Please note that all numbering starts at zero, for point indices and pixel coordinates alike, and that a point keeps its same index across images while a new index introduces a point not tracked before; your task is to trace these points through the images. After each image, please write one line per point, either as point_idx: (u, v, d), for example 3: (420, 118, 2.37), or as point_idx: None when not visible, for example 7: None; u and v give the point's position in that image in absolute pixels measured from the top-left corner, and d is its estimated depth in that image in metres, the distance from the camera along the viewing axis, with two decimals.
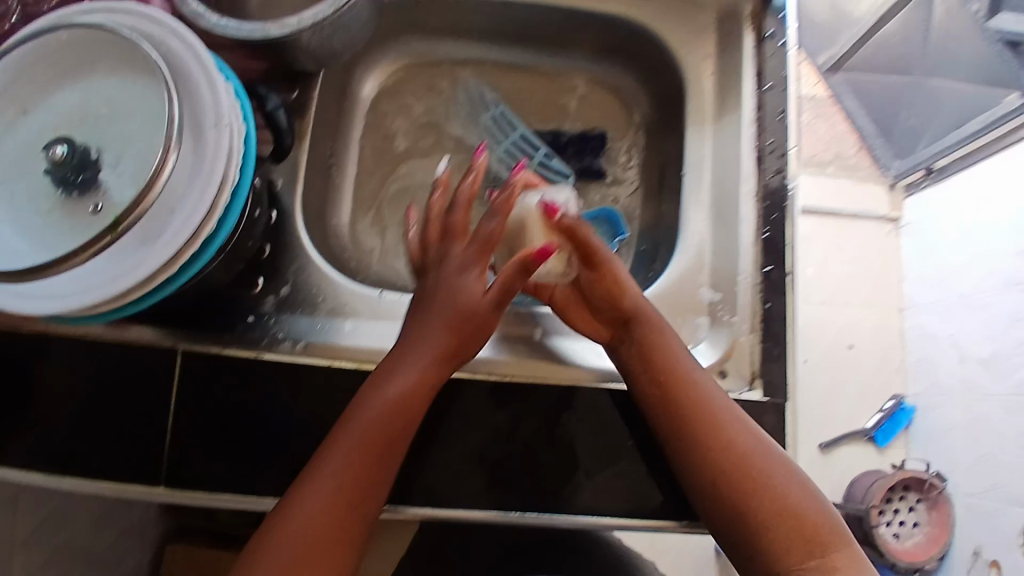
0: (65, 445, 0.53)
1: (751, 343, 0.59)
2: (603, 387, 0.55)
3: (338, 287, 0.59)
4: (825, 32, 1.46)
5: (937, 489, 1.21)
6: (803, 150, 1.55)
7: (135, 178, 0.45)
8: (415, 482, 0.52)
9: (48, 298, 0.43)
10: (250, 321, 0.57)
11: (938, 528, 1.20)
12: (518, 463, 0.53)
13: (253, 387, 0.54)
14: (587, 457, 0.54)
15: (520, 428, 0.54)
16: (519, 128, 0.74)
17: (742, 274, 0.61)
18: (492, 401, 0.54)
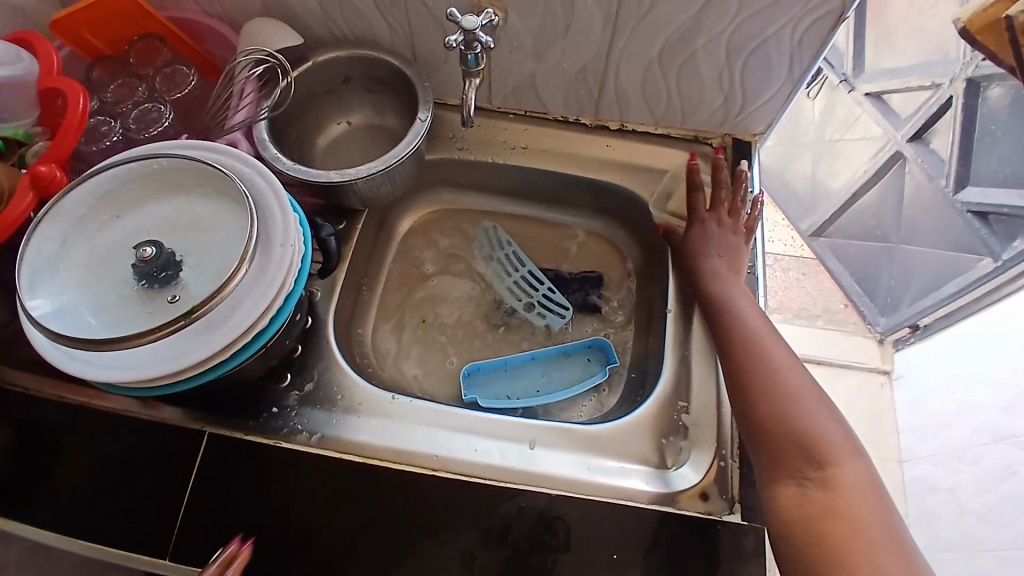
0: (94, 506, 0.60)
1: (731, 470, 0.62)
2: (589, 499, 0.59)
3: (356, 388, 0.66)
4: (804, 205, 1.75)
5: None
6: (793, 303, 1.68)
7: (209, 281, 0.56)
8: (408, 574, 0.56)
9: (121, 369, 0.52)
10: (274, 411, 0.64)
11: None
12: (505, 567, 0.56)
13: (268, 471, 0.60)
14: (570, 566, 0.56)
15: (509, 533, 0.57)
16: (527, 266, 0.86)
17: (722, 404, 0.66)
18: (484, 504, 0.58)
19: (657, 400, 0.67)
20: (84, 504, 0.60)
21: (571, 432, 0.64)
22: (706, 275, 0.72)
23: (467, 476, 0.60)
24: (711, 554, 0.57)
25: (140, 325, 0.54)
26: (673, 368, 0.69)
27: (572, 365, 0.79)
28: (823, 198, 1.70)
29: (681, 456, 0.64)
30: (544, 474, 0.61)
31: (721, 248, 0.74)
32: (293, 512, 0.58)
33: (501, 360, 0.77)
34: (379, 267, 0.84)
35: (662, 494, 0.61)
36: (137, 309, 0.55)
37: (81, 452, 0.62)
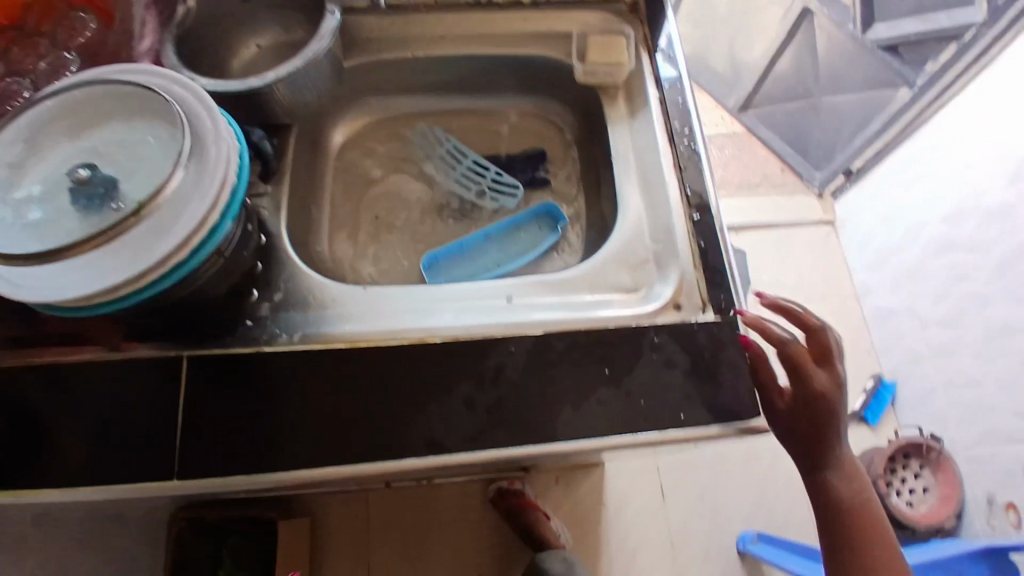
0: (86, 451, 0.59)
1: (695, 280, 0.66)
2: (574, 329, 0.61)
3: (325, 287, 0.67)
4: (726, 79, 1.75)
5: (936, 450, 1.31)
6: (734, 176, 1.72)
7: (148, 187, 0.55)
8: (415, 432, 0.58)
9: (82, 278, 0.52)
10: (249, 324, 0.64)
11: (948, 487, 1.29)
12: (506, 403, 0.58)
13: (260, 374, 0.60)
14: (567, 389, 0.58)
15: (503, 373, 0.59)
16: (470, 155, 0.86)
17: (675, 224, 0.69)
18: (473, 353, 0.59)
19: (617, 237, 0.70)
20: (75, 453, 0.59)
21: (545, 280, 0.66)
22: (812, 398, 0.62)
23: (452, 335, 0.61)
24: (693, 349, 0.61)
25: (81, 231, 0.53)
26: (625, 206, 0.73)
27: (529, 235, 0.80)
28: (745, 71, 1.67)
29: (650, 278, 0.68)
30: (530, 322, 0.62)
31: (815, 350, 0.64)
32: (291, 402, 0.59)
33: (456, 244, 0.78)
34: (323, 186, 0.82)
35: (640, 310, 0.64)
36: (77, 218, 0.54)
37: (61, 408, 0.60)
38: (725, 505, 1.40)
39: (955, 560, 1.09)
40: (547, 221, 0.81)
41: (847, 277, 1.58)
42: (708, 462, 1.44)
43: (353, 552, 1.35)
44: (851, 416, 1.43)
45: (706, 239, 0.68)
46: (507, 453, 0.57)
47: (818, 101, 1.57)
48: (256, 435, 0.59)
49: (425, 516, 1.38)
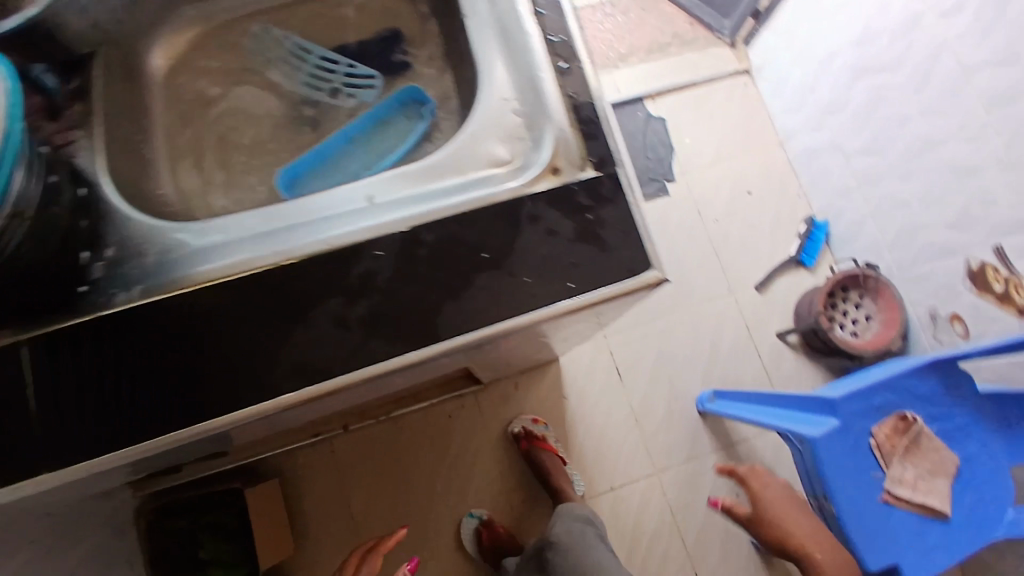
0: None
1: (571, 135, 0.59)
2: (447, 213, 0.55)
3: (162, 230, 0.58)
4: None
5: (874, 278, 1.31)
6: (638, 41, 1.56)
7: None
8: (296, 361, 0.53)
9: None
10: (83, 290, 0.55)
11: (890, 312, 1.31)
12: (386, 311, 0.53)
13: (106, 339, 0.53)
14: (448, 281, 0.54)
15: (375, 279, 0.54)
16: (315, 51, 0.78)
17: (542, 74, 0.61)
18: (338, 266, 0.54)
19: (484, 104, 0.62)
20: None
21: (408, 171, 0.59)
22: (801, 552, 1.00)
23: (312, 249, 0.54)
24: (573, 210, 0.56)
25: None
26: (488, 68, 0.64)
27: (398, 129, 0.73)
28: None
29: (523, 144, 0.60)
30: (395, 221, 0.55)
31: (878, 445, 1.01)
32: (146, 360, 0.53)
33: (313, 152, 0.71)
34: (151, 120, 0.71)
35: (514, 181, 0.57)
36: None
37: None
38: (681, 372, 1.43)
39: (910, 377, 1.04)
40: (414, 109, 0.74)
41: (768, 124, 1.54)
42: (660, 336, 1.44)
43: (329, 498, 1.34)
44: (789, 262, 1.46)
45: (574, 91, 0.61)
46: (395, 363, 0.53)
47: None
48: (116, 406, 0.52)
49: (393, 448, 1.37)
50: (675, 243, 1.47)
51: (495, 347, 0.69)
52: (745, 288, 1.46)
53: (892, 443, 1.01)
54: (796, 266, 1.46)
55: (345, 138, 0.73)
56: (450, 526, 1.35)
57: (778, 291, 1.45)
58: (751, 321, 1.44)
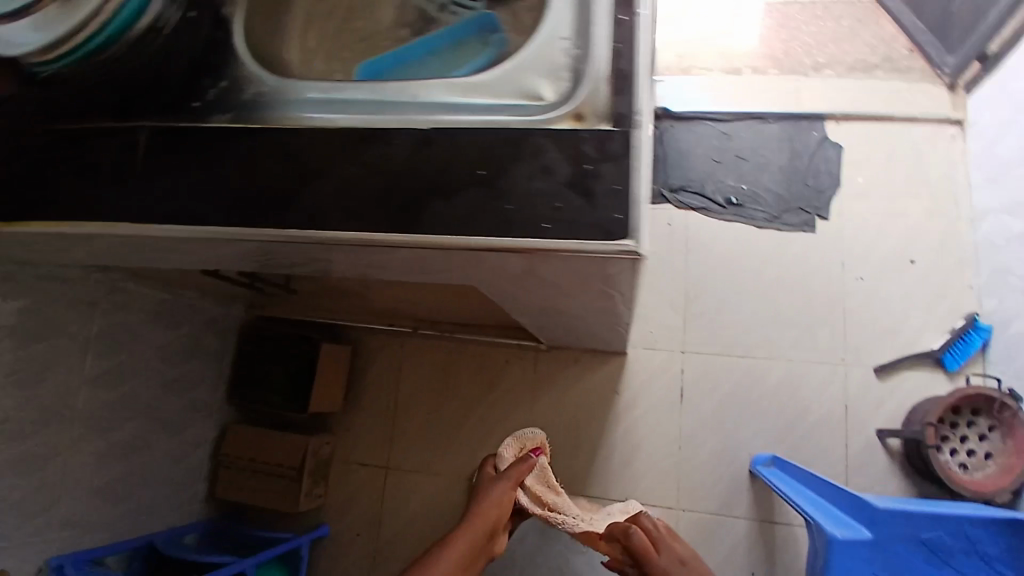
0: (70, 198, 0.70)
1: (600, 94, 0.57)
2: (442, 122, 0.61)
3: (264, 77, 0.70)
4: None
5: (1011, 410, 1.07)
6: (835, 58, 1.32)
7: None
8: (298, 209, 0.64)
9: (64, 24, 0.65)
10: (196, 105, 0.70)
11: (1016, 457, 1.06)
12: (383, 190, 0.61)
13: (187, 147, 0.68)
14: (434, 192, 0.60)
15: (385, 165, 0.61)
16: None
17: (601, 19, 0.59)
18: (354, 160, 0.62)
19: (542, 36, 0.62)
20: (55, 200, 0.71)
21: (452, 84, 0.63)
22: None
23: (334, 123, 0.64)
24: (578, 153, 0.56)
25: None
26: (569, 4, 0.62)
27: (466, 51, 0.75)
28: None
29: (560, 87, 0.60)
30: (432, 120, 0.62)
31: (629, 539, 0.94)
32: (203, 172, 0.68)
33: (422, 45, 0.77)
34: (291, 6, 0.80)
35: (529, 113, 0.60)
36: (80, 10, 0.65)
37: (20, 169, 0.71)
38: (746, 425, 1.29)
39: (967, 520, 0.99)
40: (488, 36, 0.75)
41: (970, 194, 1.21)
42: (737, 381, 1.30)
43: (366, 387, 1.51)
44: (925, 356, 1.20)
45: (616, 33, 0.59)
46: (369, 237, 0.61)
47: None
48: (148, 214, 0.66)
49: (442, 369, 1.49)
50: (795, 292, 1.29)
51: (504, 269, 0.66)
52: (861, 367, 1.24)
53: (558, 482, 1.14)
54: (933, 363, 1.20)
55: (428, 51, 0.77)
56: (458, 450, 1.45)
57: (902, 386, 1.21)
58: (851, 405, 1.23)
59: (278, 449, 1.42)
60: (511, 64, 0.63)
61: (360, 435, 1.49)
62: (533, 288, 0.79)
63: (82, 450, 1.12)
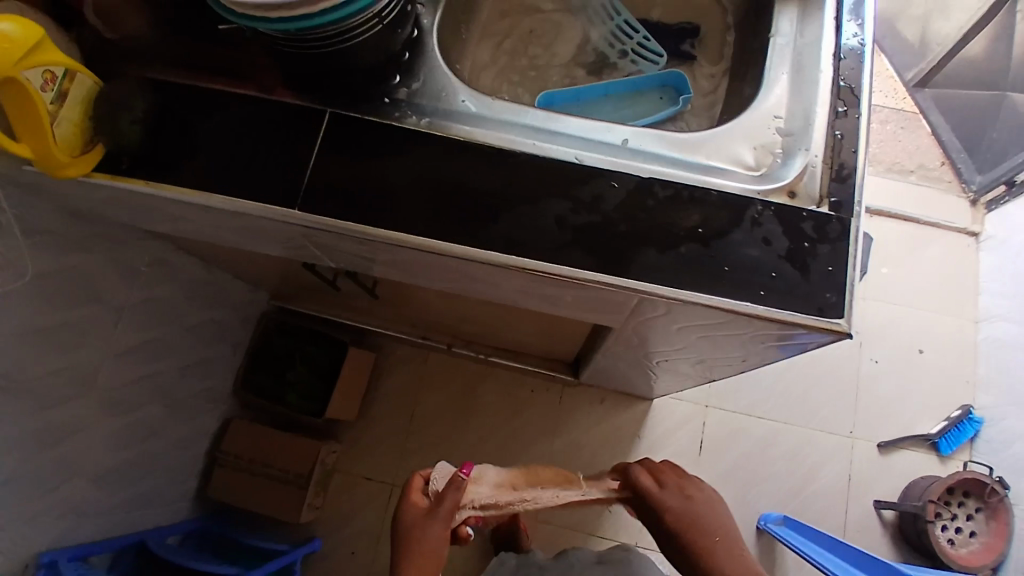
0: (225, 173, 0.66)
1: (817, 174, 0.62)
2: (661, 173, 0.62)
3: (458, 88, 0.69)
4: (913, 48, 1.48)
5: (998, 495, 1.17)
6: (880, 155, 1.47)
7: None
8: (497, 229, 0.62)
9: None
10: (387, 102, 0.68)
11: (997, 538, 1.16)
12: (597, 227, 0.61)
13: (374, 142, 0.65)
14: (654, 240, 0.60)
15: (603, 204, 0.61)
16: (622, 14, 0.81)
17: (819, 111, 0.64)
18: (568, 194, 0.62)
19: (755, 112, 0.67)
20: (209, 170, 0.66)
21: (665, 138, 0.66)
22: None
23: (545, 152, 0.64)
24: (797, 230, 0.59)
25: None
26: (780, 87, 0.67)
27: (644, 105, 0.78)
28: (936, 41, 1.45)
29: (772, 160, 0.64)
30: (647, 169, 0.63)
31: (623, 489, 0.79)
32: (383, 170, 0.64)
33: (601, 87, 0.78)
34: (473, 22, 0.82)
35: (743, 178, 0.63)
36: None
37: (187, 132, 0.68)
38: (757, 483, 1.35)
39: None
40: (668, 92, 0.79)
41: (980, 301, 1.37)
42: (755, 440, 1.37)
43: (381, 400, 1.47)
44: (923, 439, 1.31)
45: (830, 125, 0.64)
46: (577, 273, 0.60)
47: (1000, 98, 1.33)
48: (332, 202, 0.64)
49: (466, 391, 1.47)
50: (817, 363, 1.39)
51: (668, 321, 0.68)
52: (866, 441, 1.34)
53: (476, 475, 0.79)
54: (928, 446, 1.32)
55: (602, 92, 0.79)
56: None
57: (899, 464, 1.32)
58: (857, 475, 1.32)
59: (283, 454, 1.33)
60: (722, 129, 0.66)
61: (369, 445, 1.45)
62: (659, 343, 0.82)
63: (97, 428, 1.03)
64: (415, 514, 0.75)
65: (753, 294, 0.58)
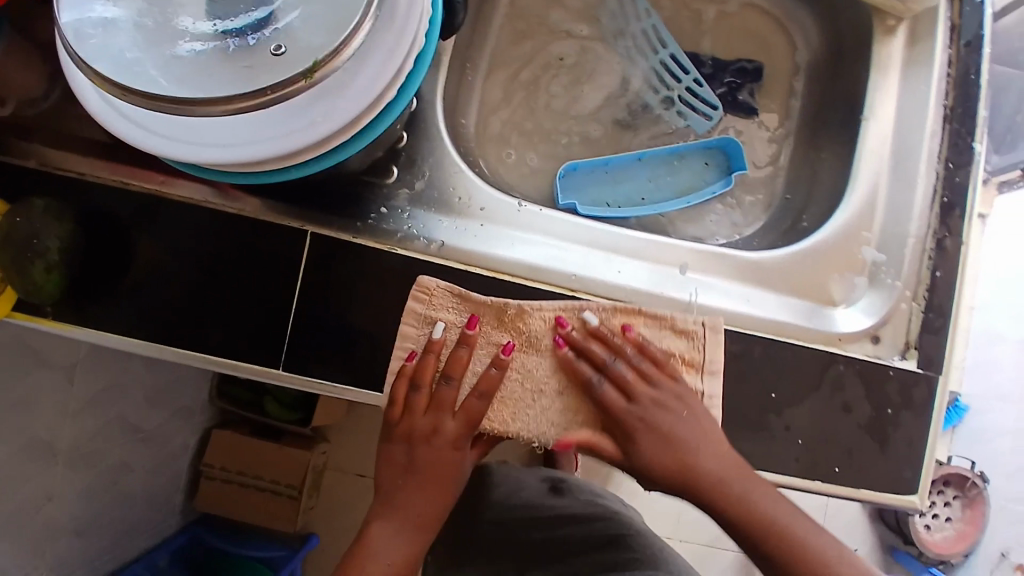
0: (176, 316, 0.52)
1: (911, 311, 0.54)
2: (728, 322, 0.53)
3: (475, 188, 0.56)
4: None
5: (977, 488, 1.14)
6: None
7: (325, 25, 0.38)
8: (520, 373, 0.50)
9: (254, 142, 0.39)
10: (382, 212, 0.54)
11: (970, 526, 1.14)
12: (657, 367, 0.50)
13: (371, 275, 0.52)
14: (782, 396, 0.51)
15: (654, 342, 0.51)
16: (669, 46, 0.68)
17: (914, 236, 0.55)
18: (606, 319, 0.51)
19: (835, 224, 0.57)
20: (155, 311, 0.52)
21: (734, 264, 0.55)
22: None
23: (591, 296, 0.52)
24: (881, 396, 0.52)
25: (218, 75, 0.38)
26: (861, 195, 0.57)
27: (687, 173, 0.66)
28: None
29: (854, 294, 0.55)
30: (665, 297, 0.53)
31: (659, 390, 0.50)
32: (386, 315, 0.52)
33: (636, 153, 0.65)
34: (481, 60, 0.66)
35: (824, 318, 0.54)
36: (272, 120, 0.39)
37: (115, 260, 0.52)
38: None
39: None
40: (713, 155, 0.67)
41: (986, 290, 1.19)
42: None
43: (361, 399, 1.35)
44: None
45: (921, 256, 0.54)
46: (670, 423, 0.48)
47: None
48: (333, 360, 0.52)
49: None
50: None
51: None
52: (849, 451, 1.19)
53: (439, 347, 0.50)
54: None
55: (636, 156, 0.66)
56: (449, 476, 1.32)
57: None
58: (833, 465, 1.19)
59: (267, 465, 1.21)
60: (797, 248, 0.56)
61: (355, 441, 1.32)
62: None
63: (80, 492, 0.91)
64: (408, 414, 0.50)
65: (827, 473, 0.51)
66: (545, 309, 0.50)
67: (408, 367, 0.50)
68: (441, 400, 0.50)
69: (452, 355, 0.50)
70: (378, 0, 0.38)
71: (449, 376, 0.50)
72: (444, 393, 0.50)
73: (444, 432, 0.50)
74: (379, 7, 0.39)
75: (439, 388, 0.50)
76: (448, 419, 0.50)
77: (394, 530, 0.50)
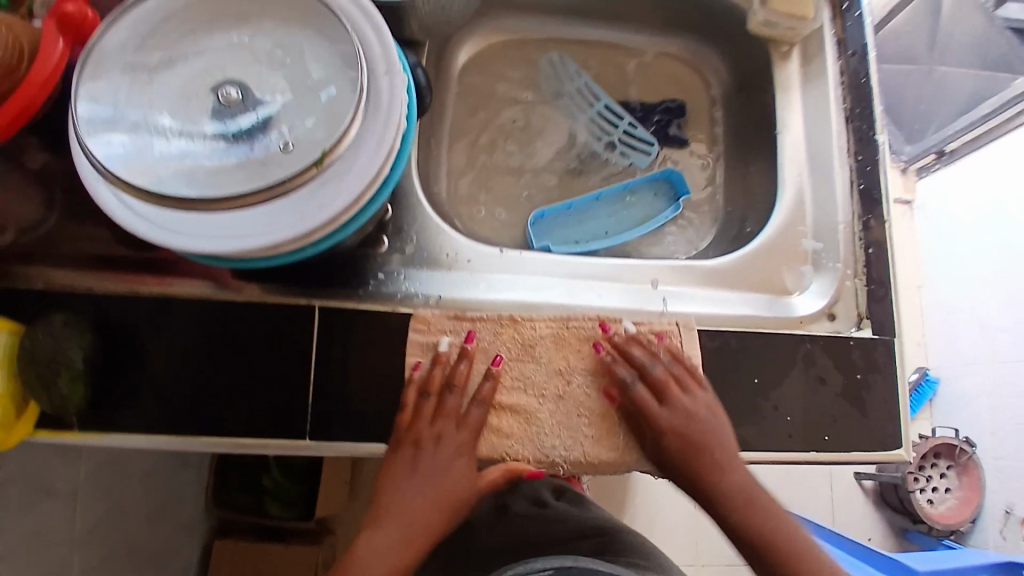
0: (198, 405, 0.55)
1: (856, 287, 0.61)
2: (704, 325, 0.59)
3: (458, 244, 0.62)
4: None
5: (967, 454, 1.17)
6: None
7: (324, 122, 0.46)
8: (522, 380, 0.56)
9: (263, 232, 0.44)
10: (380, 278, 0.59)
11: (971, 492, 1.16)
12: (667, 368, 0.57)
13: (379, 335, 0.56)
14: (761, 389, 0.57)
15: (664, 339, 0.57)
16: (603, 99, 0.78)
17: (843, 223, 0.63)
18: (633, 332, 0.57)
19: (775, 226, 0.65)
20: (177, 404, 0.55)
21: (698, 273, 0.62)
22: None
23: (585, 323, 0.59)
24: (849, 365, 0.58)
25: (236, 173, 0.44)
26: (790, 196, 0.66)
27: (640, 204, 0.74)
28: None
29: (804, 281, 0.63)
30: (645, 311, 0.59)
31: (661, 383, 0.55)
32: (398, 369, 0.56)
33: (593, 193, 0.73)
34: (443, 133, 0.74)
35: (785, 307, 0.61)
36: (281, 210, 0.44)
37: (134, 361, 0.55)
38: None
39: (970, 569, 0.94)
40: (659, 185, 0.76)
41: (928, 268, 1.30)
42: None
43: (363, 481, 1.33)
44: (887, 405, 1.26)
45: (853, 239, 0.63)
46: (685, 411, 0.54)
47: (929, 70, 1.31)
48: (354, 420, 0.55)
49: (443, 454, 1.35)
50: None
51: None
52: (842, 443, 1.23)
53: (443, 361, 0.55)
54: None
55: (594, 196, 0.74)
56: None
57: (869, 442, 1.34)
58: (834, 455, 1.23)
59: None
60: (749, 250, 0.64)
61: None
62: None
63: None
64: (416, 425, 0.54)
65: (818, 441, 0.57)
66: (541, 321, 0.57)
67: (417, 377, 0.55)
68: (444, 409, 0.54)
69: (454, 366, 0.55)
70: (363, 100, 0.46)
71: (455, 387, 0.55)
72: (449, 403, 0.55)
73: (449, 440, 0.54)
74: (365, 104, 0.46)
75: (445, 399, 0.54)
76: (449, 425, 0.54)
77: (387, 534, 0.53)
